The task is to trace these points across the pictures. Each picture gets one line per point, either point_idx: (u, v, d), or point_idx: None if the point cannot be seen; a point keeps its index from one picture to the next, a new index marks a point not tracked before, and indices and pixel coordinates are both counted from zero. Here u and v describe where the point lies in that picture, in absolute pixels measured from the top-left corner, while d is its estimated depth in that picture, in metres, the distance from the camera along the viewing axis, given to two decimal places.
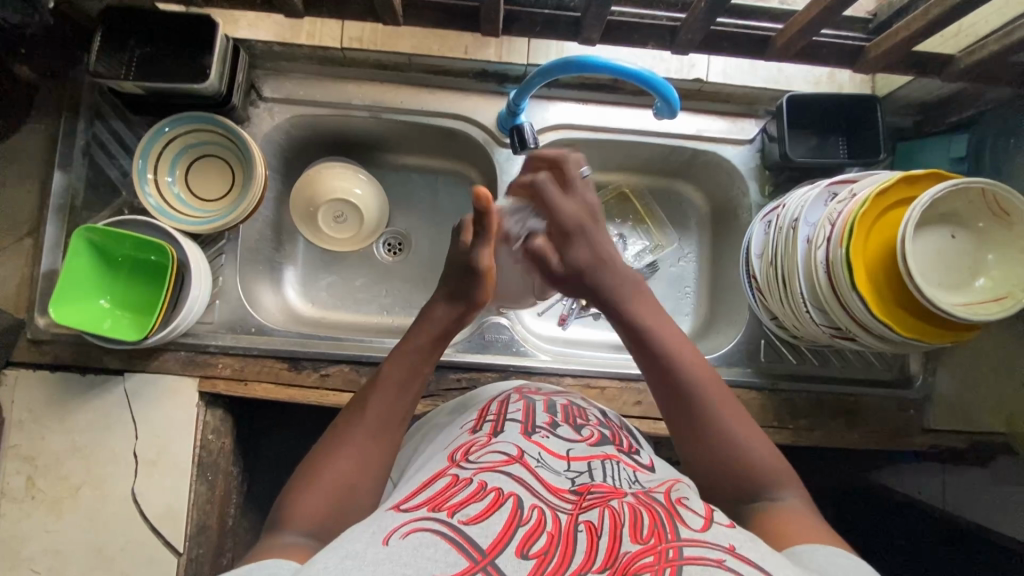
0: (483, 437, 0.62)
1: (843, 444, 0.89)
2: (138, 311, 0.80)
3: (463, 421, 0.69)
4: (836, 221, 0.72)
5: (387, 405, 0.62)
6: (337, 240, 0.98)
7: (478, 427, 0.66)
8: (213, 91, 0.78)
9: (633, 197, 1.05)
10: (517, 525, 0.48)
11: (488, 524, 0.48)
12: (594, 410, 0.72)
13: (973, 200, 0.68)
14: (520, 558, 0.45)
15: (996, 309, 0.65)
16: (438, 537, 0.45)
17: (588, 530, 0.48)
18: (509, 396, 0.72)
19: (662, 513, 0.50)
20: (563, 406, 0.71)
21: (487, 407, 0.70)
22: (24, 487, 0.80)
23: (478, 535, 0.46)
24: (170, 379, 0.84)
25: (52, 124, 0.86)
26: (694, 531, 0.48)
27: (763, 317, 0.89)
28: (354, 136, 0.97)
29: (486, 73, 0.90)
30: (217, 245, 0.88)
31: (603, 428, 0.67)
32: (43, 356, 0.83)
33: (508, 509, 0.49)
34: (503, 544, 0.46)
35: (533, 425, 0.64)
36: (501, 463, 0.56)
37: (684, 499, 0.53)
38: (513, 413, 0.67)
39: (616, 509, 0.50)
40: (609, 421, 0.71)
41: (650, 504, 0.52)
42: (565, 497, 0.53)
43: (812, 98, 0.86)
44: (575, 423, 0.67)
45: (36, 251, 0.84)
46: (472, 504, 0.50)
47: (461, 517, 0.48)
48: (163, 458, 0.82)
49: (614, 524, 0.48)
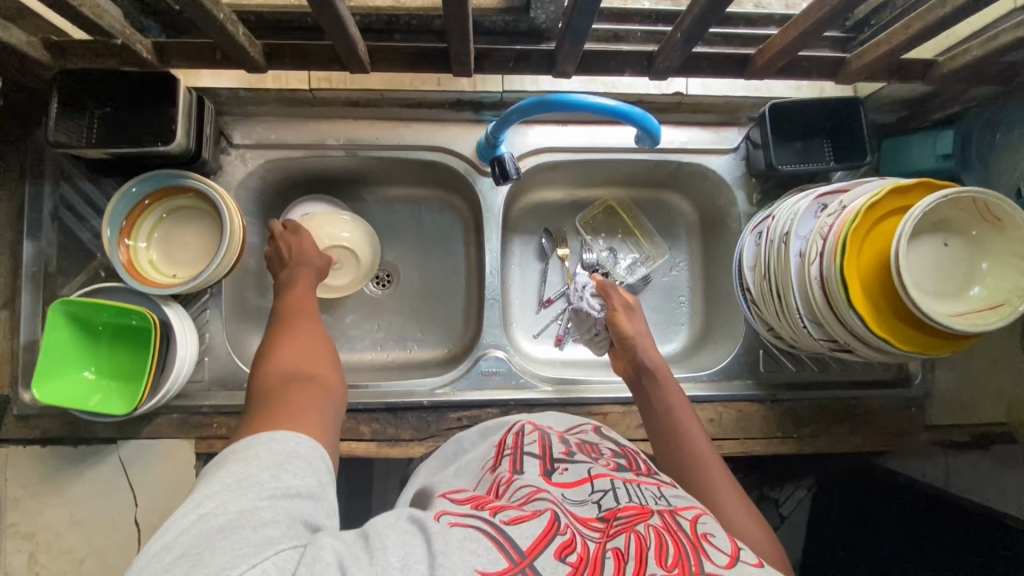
0: (506, 474, 0.61)
1: (847, 448, 0.89)
2: (125, 380, 0.78)
3: (483, 459, 0.69)
4: (827, 235, 0.71)
5: (303, 301, 0.78)
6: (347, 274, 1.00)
7: (498, 464, 0.65)
8: (181, 149, 0.75)
9: (620, 209, 1.04)
10: (556, 533, 0.47)
11: (527, 527, 0.47)
12: (608, 443, 0.70)
13: (964, 208, 0.67)
14: (558, 561, 0.43)
15: (993, 319, 0.64)
16: (481, 534, 0.45)
17: (616, 557, 0.45)
18: (523, 428, 0.72)
19: (686, 543, 0.47)
20: (577, 441, 0.70)
21: (503, 443, 0.70)
22: (27, 563, 0.80)
23: (518, 537, 0.45)
24: (165, 442, 0.82)
25: (18, 191, 0.83)
26: (719, 566, 0.45)
27: (760, 328, 0.88)
28: (331, 173, 0.95)
29: (462, 102, 0.87)
30: (200, 300, 0.85)
31: (618, 458, 0.66)
32: (32, 430, 0.81)
33: (545, 518, 0.48)
34: (541, 547, 0.44)
35: (551, 460, 0.63)
36: (530, 490, 0.55)
37: (710, 534, 0.50)
38: (529, 447, 0.66)
39: (641, 533, 0.47)
40: (624, 451, 0.69)
41: (675, 531, 0.49)
42: (593, 526, 0.50)
43: (794, 104, 0.85)
44: (590, 454, 0.66)
45: (14, 323, 0.82)
46: (512, 512, 0.50)
47: (502, 518, 0.48)
48: (166, 523, 0.81)
49: (640, 548, 0.45)
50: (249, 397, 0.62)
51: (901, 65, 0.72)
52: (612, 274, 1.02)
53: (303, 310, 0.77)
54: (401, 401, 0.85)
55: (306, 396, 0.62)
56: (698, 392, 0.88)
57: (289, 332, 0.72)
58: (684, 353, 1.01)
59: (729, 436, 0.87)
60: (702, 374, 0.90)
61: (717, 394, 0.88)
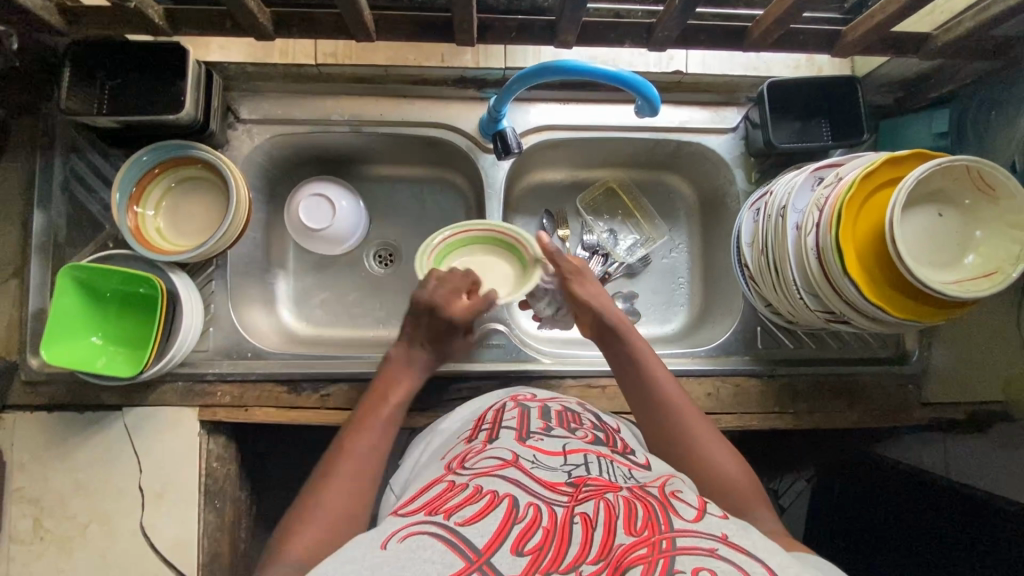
0: (479, 446, 0.64)
1: (844, 424, 0.90)
2: (131, 346, 0.80)
3: (461, 432, 0.71)
4: (823, 206, 0.72)
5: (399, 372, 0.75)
6: (351, 251, 1.02)
7: (473, 437, 0.67)
8: (189, 120, 0.77)
9: (620, 191, 1.05)
10: (513, 522, 0.49)
11: (484, 523, 0.49)
12: (589, 414, 0.73)
13: (958, 177, 0.68)
14: (515, 555, 0.45)
15: (987, 285, 0.65)
16: (435, 539, 0.47)
17: (583, 523, 0.49)
18: (505, 404, 0.73)
19: (655, 505, 0.51)
20: (558, 412, 0.72)
21: (483, 417, 0.72)
22: (32, 528, 0.81)
23: (474, 536, 0.47)
24: (170, 410, 0.83)
25: (29, 162, 0.84)
26: (687, 521, 0.49)
27: (758, 305, 0.89)
28: (336, 150, 0.96)
29: (465, 79, 0.89)
30: (206, 271, 0.87)
31: (597, 430, 0.69)
32: (39, 397, 0.83)
33: (503, 509, 0.50)
34: (497, 545, 0.47)
35: (528, 431, 0.65)
36: (497, 466, 0.57)
37: (678, 492, 0.55)
38: (508, 421, 0.68)
39: (611, 501, 0.51)
40: (603, 424, 0.72)
41: (645, 497, 0.53)
42: (562, 490, 0.54)
43: (792, 82, 0.86)
44: (569, 427, 0.68)
45: (23, 292, 0.83)
46: (468, 508, 0.51)
47: (457, 519, 0.50)
48: (169, 490, 0.82)
49: (608, 516, 0.49)
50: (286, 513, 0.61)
51: (895, 39, 0.74)
52: (612, 254, 1.03)
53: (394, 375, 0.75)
54: None
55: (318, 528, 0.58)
56: (696, 366, 0.89)
57: (382, 397, 0.72)
58: (682, 333, 1.02)
59: (726, 411, 0.88)
60: (699, 349, 0.91)
61: (715, 369, 0.89)
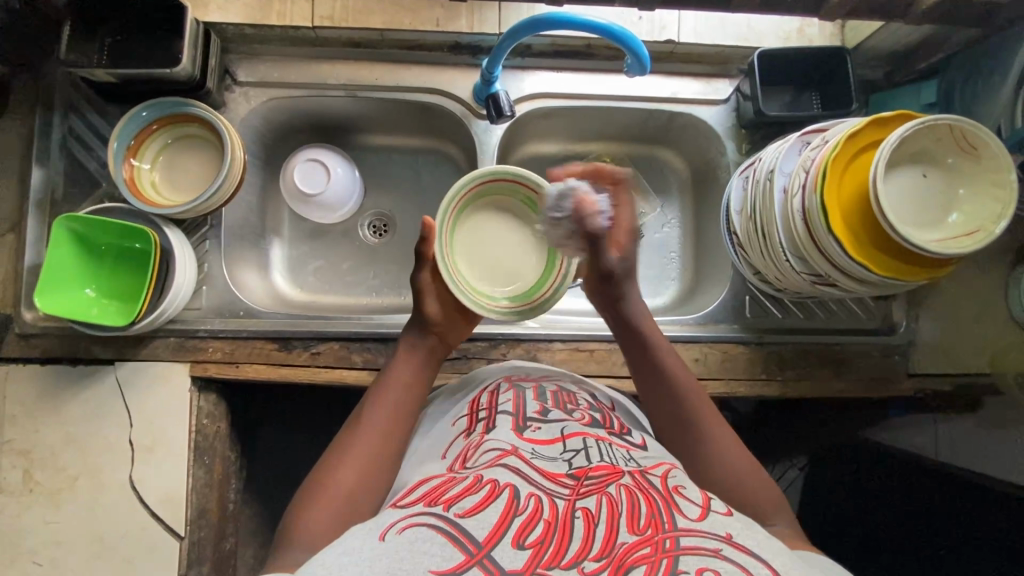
0: (477, 438, 0.64)
1: (831, 392, 0.90)
2: (124, 300, 0.81)
3: (454, 416, 0.72)
4: (809, 168, 0.73)
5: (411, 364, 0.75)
6: (346, 220, 1.03)
7: (471, 426, 0.67)
8: (187, 76, 0.79)
9: (614, 165, 1.06)
10: (514, 515, 0.49)
11: (484, 516, 0.49)
12: (583, 394, 0.75)
13: (941, 138, 0.68)
14: (517, 548, 0.46)
15: (969, 243, 0.65)
16: (435, 532, 0.47)
17: (585, 517, 0.49)
18: (499, 385, 0.74)
19: (658, 500, 0.52)
20: (553, 393, 0.73)
21: (477, 400, 0.72)
22: (22, 480, 0.81)
23: (474, 528, 0.48)
24: (162, 365, 0.84)
25: (28, 119, 0.86)
26: (690, 521, 0.50)
27: (746, 273, 0.90)
28: (331, 117, 0.98)
29: (460, 45, 0.90)
30: (200, 231, 0.88)
31: (594, 413, 0.70)
32: (32, 350, 0.83)
33: (504, 500, 0.51)
34: (498, 536, 0.47)
35: (524, 418, 0.66)
36: (498, 458, 0.58)
37: (681, 488, 0.55)
38: (503, 406, 0.68)
39: (613, 496, 0.52)
40: (599, 405, 0.73)
41: (647, 489, 0.53)
42: (562, 483, 0.54)
43: (783, 54, 0.87)
44: (566, 408, 0.69)
45: (19, 247, 0.84)
46: (468, 498, 0.52)
47: (457, 510, 0.50)
48: (159, 444, 0.83)
49: (611, 513, 0.49)
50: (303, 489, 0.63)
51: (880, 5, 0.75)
52: None
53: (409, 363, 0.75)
54: (394, 332, 0.87)
55: (329, 505, 0.60)
56: (685, 332, 0.90)
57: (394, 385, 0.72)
58: (673, 305, 1.03)
59: (713, 376, 0.89)
60: (688, 317, 0.92)
61: (703, 335, 0.90)
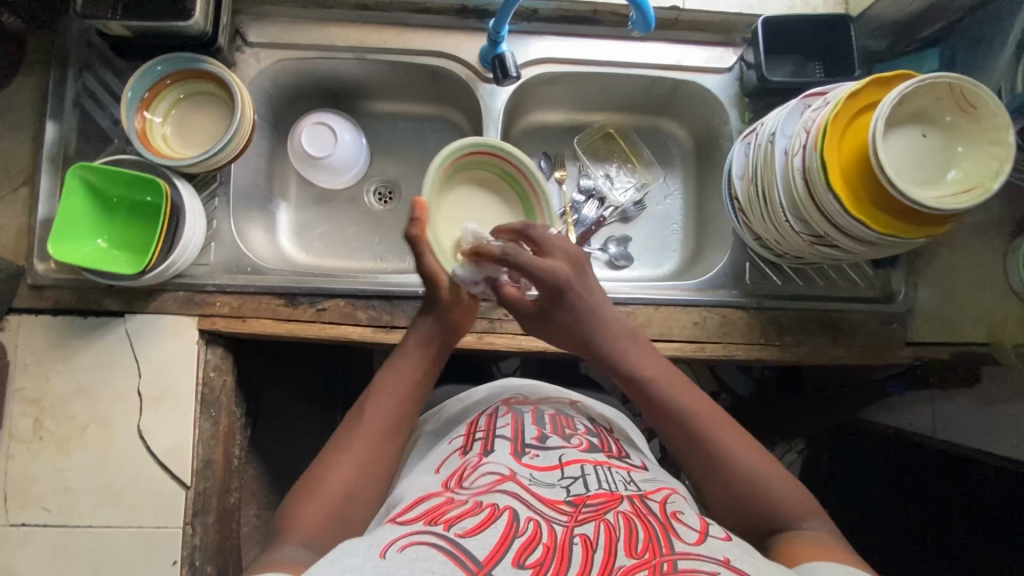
0: (474, 459, 0.65)
1: (829, 359, 0.91)
2: (134, 251, 0.82)
3: (452, 437, 0.74)
4: (810, 128, 0.74)
5: (411, 365, 0.74)
6: (352, 186, 1.05)
7: (468, 447, 0.69)
8: (199, 30, 0.81)
9: (618, 136, 1.07)
10: (514, 537, 0.51)
11: (485, 536, 0.51)
12: (581, 419, 0.76)
13: (942, 97, 0.69)
14: (517, 568, 0.48)
15: (967, 199, 0.66)
16: (436, 551, 0.49)
17: (583, 544, 0.51)
18: (497, 410, 0.76)
19: (656, 526, 0.54)
20: (551, 416, 0.74)
21: (476, 424, 0.74)
22: (32, 427, 0.83)
23: (475, 548, 0.50)
24: (171, 318, 0.85)
25: (43, 75, 0.87)
26: (688, 544, 0.52)
27: (746, 237, 0.91)
28: (338, 81, 0.99)
29: (467, 9, 0.92)
30: (210, 188, 0.89)
31: (591, 436, 0.71)
32: (44, 301, 0.85)
33: (503, 522, 0.53)
34: (498, 557, 0.49)
35: (523, 443, 0.67)
36: (495, 482, 0.59)
37: (679, 512, 0.57)
38: (502, 430, 0.70)
39: (611, 522, 0.54)
40: (596, 428, 0.75)
41: (645, 514, 0.56)
42: (562, 509, 0.56)
43: (787, 20, 0.88)
44: (564, 434, 0.70)
45: (33, 200, 0.86)
46: (468, 518, 0.53)
47: (458, 530, 0.52)
48: (167, 396, 0.84)
49: (609, 539, 0.52)
50: (299, 485, 0.65)
51: None
52: (609, 199, 1.05)
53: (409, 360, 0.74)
54: (398, 291, 0.88)
55: (326, 505, 0.61)
56: (684, 296, 0.91)
57: (391, 385, 0.72)
58: (675, 275, 1.04)
59: (712, 339, 0.90)
60: (689, 282, 0.93)
61: (702, 299, 0.91)
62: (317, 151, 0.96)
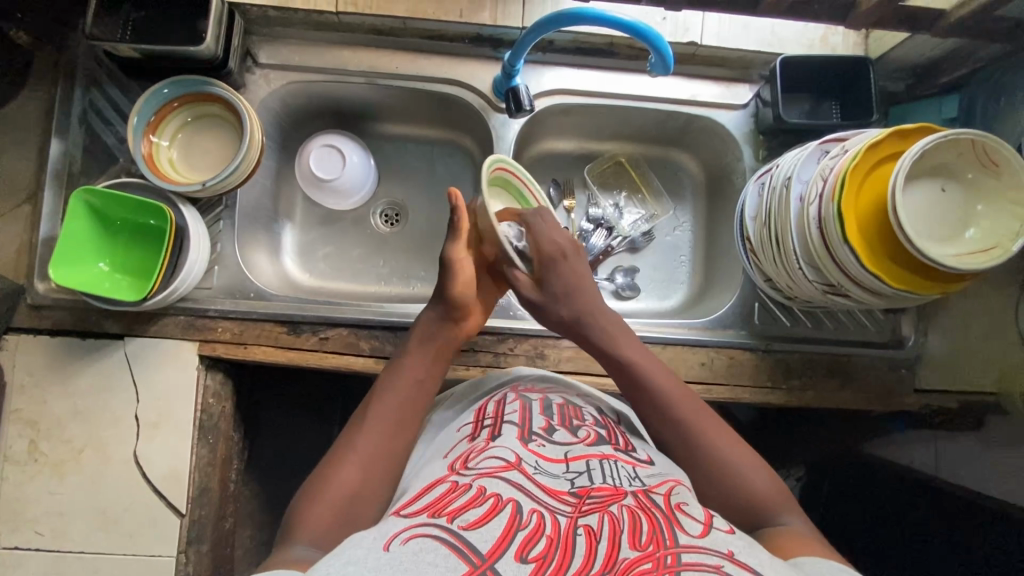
0: (481, 443, 0.63)
1: (835, 403, 0.90)
2: (136, 275, 0.81)
3: (461, 423, 0.71)
4: (828, 177, 0.72)
5: (417, 366, 0.72)
6: (358, 208, 1.03)
7: (476, 433, 0.66)
8: (210, 54, 0.79)
9: (629, 166, 1.06)
10: (517, 529, 0.50)
11: (487, 530, 0.49)
12: (589, 409, 0.72)
13: (964, 152, 0.68)
14: (519, 562, 0.47)
15: (984, 258, 0.65)
16: (439, 543, 0.47)
17: (587, 535, 0.50)
18: (506, 396, 0.73)
19: (660, 517, 0.52)
20: (559, 406, 0.71)
21: (484, 409, 0.71)
22: (27, 450, 0.82)
23: (478, 540, 0.48)
24: (171, 342, 0.84)
25: (50, 92, 0.86)
26: (692, 537, 0.50)
27: (758, 280, 0.90)
28: (348, 103, 0.97)
29: (482, 37, 0.90)
30: (215, 212, 0.88)
31: (599, 428, 0.68)
32: (42, 321, 0.84)
33: (506, 515, 0.51)
34: (502, 549, 0.48)
35: (530, 430, 0.64)
36: (500, 468, 0.57)
37: (684, 504, 0.55)
38: (511, 415, 0.67)
39: (615, 514, 0.52)
40: (604, 419, 0.71)
41: (650, 508, 0.53)
42: (565, 499, 0.54)
43: (806, 60, 0.86)
44: (571, 426, 0.67)
45: (35, 217, 0.85)
46: (471, 510, 0.52)
47: (461, 523, 0.50)
48: (164, 421, 0.83)
49: (613, 531, 0.50)
50: (303, 488, 0.62)
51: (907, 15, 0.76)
52: (617, 228, 1.03)
53: (415, 362, 0.73)
54: (401, 322, 0.87)
55: (332, 506, 0.59)
56: (690, 337, 0.90)
57: (399, 386, 0.70)
58: (682, 308, 1.02)
59: (718, 381, 0.89)
60: (697, 321, 0.92)
61: (710, 340, 0.90)
62: (326, 174, 0.95)
